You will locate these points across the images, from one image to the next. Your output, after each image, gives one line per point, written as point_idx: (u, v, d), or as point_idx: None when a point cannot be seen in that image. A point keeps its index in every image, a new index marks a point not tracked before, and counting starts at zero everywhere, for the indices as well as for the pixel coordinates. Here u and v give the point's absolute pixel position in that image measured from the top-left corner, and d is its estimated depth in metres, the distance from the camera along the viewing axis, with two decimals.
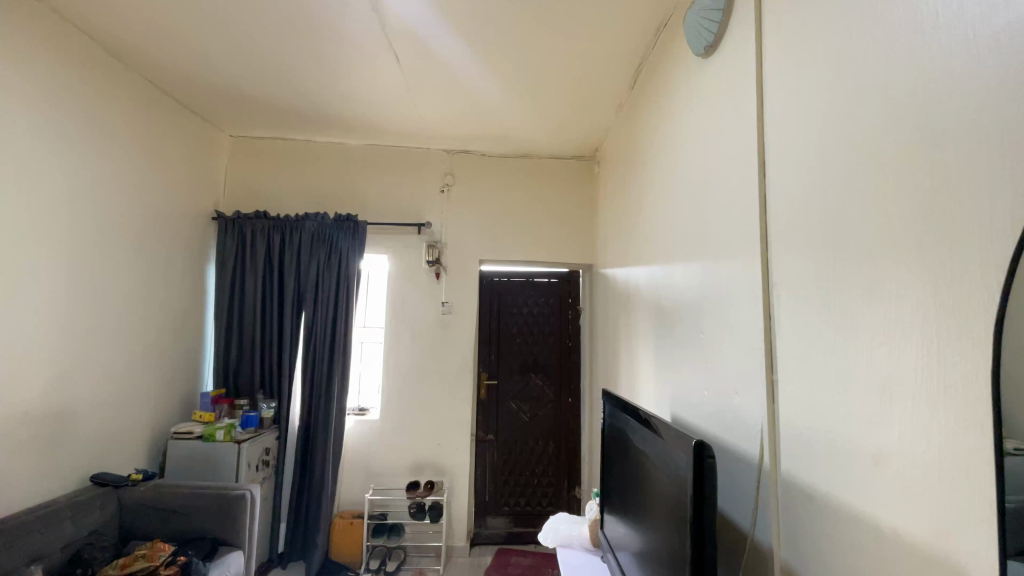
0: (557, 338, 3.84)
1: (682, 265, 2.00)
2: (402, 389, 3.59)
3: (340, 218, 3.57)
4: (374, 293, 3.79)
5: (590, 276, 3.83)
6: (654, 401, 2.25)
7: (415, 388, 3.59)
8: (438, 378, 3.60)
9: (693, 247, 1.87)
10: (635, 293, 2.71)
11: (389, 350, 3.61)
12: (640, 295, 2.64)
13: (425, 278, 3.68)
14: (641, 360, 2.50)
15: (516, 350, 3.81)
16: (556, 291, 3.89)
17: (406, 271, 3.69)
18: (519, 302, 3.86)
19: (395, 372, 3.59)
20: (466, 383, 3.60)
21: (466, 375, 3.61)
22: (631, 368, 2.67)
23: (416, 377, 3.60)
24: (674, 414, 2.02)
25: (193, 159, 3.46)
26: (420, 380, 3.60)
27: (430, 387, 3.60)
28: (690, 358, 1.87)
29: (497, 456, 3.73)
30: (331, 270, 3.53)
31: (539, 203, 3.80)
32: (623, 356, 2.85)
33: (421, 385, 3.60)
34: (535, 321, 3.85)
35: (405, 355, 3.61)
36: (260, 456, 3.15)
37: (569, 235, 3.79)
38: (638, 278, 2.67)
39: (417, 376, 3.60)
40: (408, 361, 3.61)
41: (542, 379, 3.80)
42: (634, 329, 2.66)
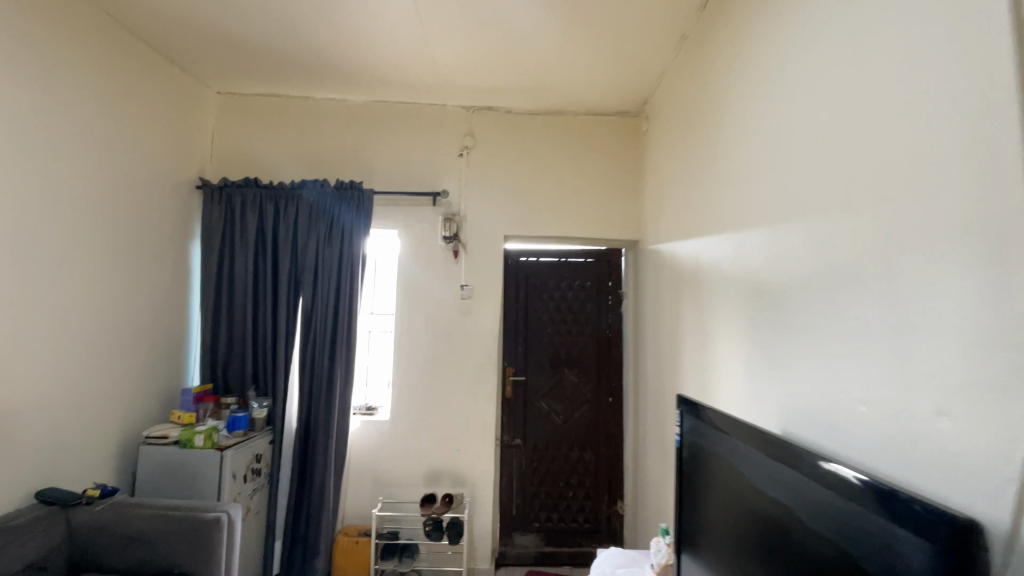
0: (595, 327, 3.28)
1: (809, 223, 1.40)
2: (415, 387, 3.06)
3: (341, 186, 3.02)
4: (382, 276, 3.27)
5: (634, 256, 3.24)
6: (752, 415, 1.67)
7: (430, 387, 3.06)
8: (457, 374, 3.07)
9: (840, 196, 1.27)
10: (710, 273, 2.11)
11: (399, 341, 3.08)
12: (716, 272, 2.05)
13: (441, 258, 3.13)
14: (723, 355, 1.92)
15: (548, 342, 3.25)
16: (594, 273, 3.31)
17: (419, 249, 3.14)
18: (550, 285, 3.29)
19: (406, 367, 3.07)
20: (491, 381, 3.06)
21: (489, 371, 3.06)
22: (705, 370, 2.08)
23: (430, 374, 3.07)
24: (790, 431, 1.45)
25: (172, 117, 2.95)
26: (435, 378, 3.06)
27: (447, 385, 3.06)
28: (828, 355, 1.29)
29: (525, 464, 3.20)
30: (332, 247, 3.01)
31: (575, 169, 3.21)
32: (691, 353, 2.25)
33: (437, 383, 3.06)
34: (570, 309, 3.28)
35: (417, 348, 3.08)
36: (249, 465, 2.69)
37: (611, 205, 3.19)
38: (716, 254, 2.06)
39: (432, 373, 3.07)
40: (421, 356, 3.07)
41: (579, 377, 3.24)
42: (711, 319, 2.06)
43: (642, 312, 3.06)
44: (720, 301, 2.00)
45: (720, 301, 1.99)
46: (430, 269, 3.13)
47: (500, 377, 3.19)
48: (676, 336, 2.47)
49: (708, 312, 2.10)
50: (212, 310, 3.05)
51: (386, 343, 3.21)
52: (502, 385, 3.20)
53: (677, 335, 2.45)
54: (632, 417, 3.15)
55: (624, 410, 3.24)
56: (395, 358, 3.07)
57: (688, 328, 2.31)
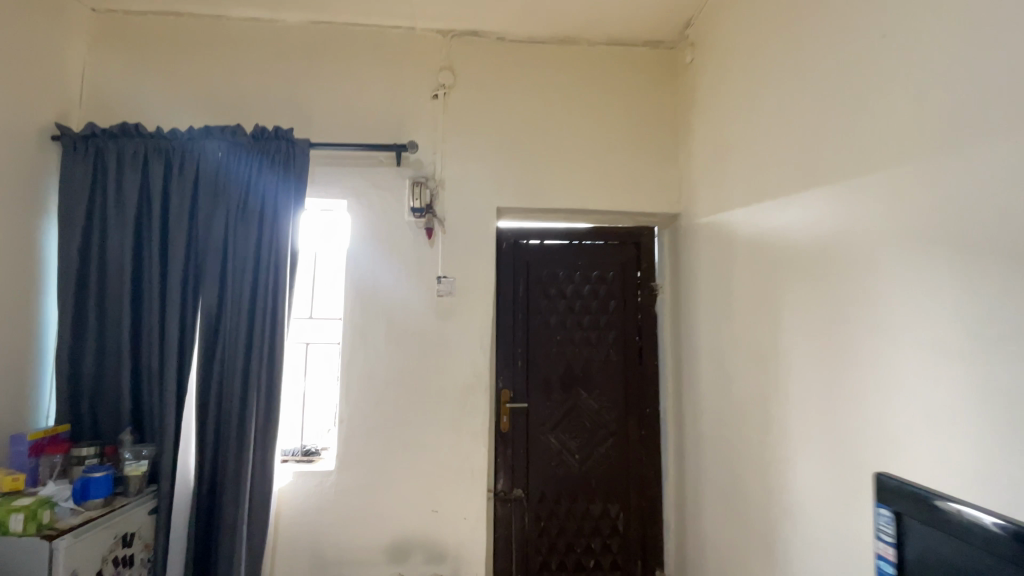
0: (621, 335, 2.37)
1: None
2: (371, 425, 2.12)
3: (262, 134, 2.10)
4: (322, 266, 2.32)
5: (675, 236, 2.37)
6: None
7: (393, 425, 2.12)
8: (432, 405, 2.14)
9: None
10: (864, 241, 1.24)
11: (346, 359, 2.13)
12: (882, 236, 1.18)
13: (408, 240, 2.21)
14: (925, 381, 1.05)
15: (558, 356, 2.32)
16: (618, 261, 2.41)
17: (375, 227, 2.21)
18: (560, 276, 2.38)
19: (357, 395, 2.12)
20: (482, 415, 2.15)
21: (479, 401, 2.15)
22: (874, 412, 1.19)
23: (392, 406, 2.13)
24: None
25: (20, 34, 1.97)
26: (400, 411, 2.13)
27: (419, 421, 2.13)
28: None
29: (530, 526, 2.28)
30: (248, 223, 2.07)
31: (593, 117, 2.33)
32: (820, 377, 1.38)
33: (405, 419, 2.13)
34: (588, 309, 2.37)
35: (374, 369, 2.14)
36: (108, 553, 1.72)
37: (643, 167, 2.32)
38: (882, 203, 1.19)
39: (396, 404, 2.13)
40: (381, 381, 2.13)
41: (602, 404, 2.33)
42: (882, 323, 1.17)
43: (691, 314, 2.18)
44: (905, 286, 1.12)
45: (908, 286, 1.11)
46: (391, 255, 2.19)
47: (492, 407, 2.26)
48: (775, 349, 1.59)
49: (870, 309, 1.21)
50: (73, 316, 2.07)
51: (330, 360, 2.24)
52: (493, 419, 2.28)
53: (777, 346, 1.57)
54: (678, 459, 2.27)
55: (664, 448, 2.35)
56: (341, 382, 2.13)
57: (810, 338, 1.43)
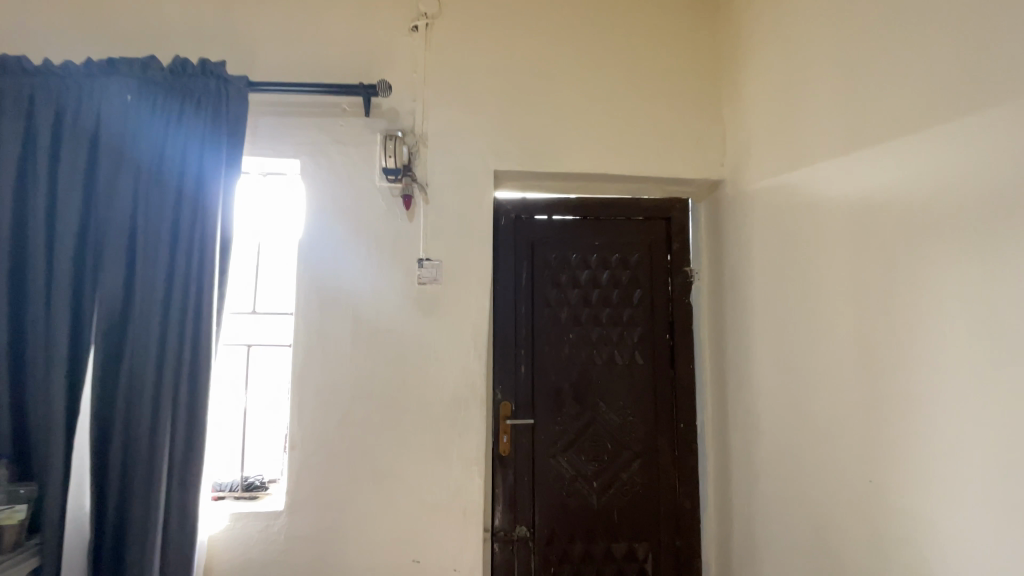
0: (649, 334, 1.90)
1: None
2: (332, 453, 1.62)
3: (184, 69, 1.59)
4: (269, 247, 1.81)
5: (716, 210, 1.90)
6: None
7: (362, 451, 1.63)
8: (411, 425, 1.65)
9: None
10: None
11: (298, 366, 1.63)
12: None
13: (381, 210, 1.70)
14: None
15: (571, 361, 1.85)
16: (643, 241, 1.94)
17: (337, 194, 1.70)
18: (573, 259, 1.90)
19: (313, 413, 1.63)
20: (479, 436, 1.67)
21: (474, 419, 1.67)
22: None
23: (360, 427, 1.64)
24: None
25: None
26: (370, 434, 1.64)
27: (395, 447, 1.64)
28: None
29: (537, 573, 1.81)
30: (163, 186, 1.54)
31: (614, 59, 1.85)
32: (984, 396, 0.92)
33: (377, 443, 1.64)
34: (608, 301, 1.89)
35: (336, 380, 1.64)
36: None
37: (676, 122, 1.85)
38: None
39: (365, 425, 1.64)
40: (345, 396, 1.64)
41: (626, 421, 1.86)
42: None
43: (742, 306, 1.72)
44: None
45: None
46: (358, 230, 1.69)
47: (490, 427, 1.78)
48: (887, 355, 1.12)
49: None
50: None
51: (277, 366, 1.71)
52: (491, 441, 1.79)
53: (893, 351, 1.11)
54: (722, 487, 1.81)
55: (701, 473, 1.89)
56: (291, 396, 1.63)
57: (967, 341, 0.95)
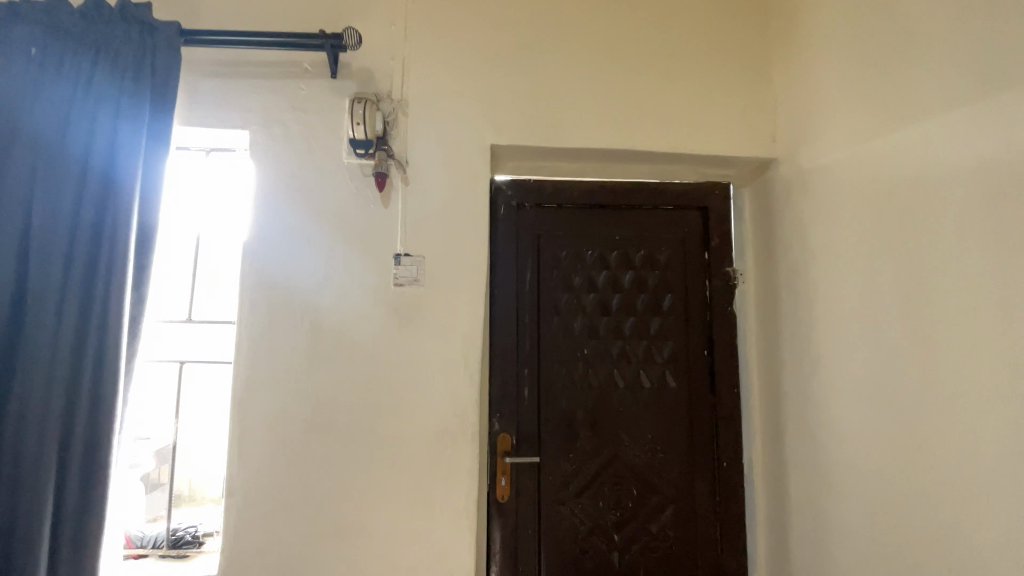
0: (683, 349, 1.53)
1: None
2: (279, 502, 1.27)
3: (100, 13, 1.26)
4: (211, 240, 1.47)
5: (767, 198, 1.54)
6: None
7: (318, 500, 1.27)
8: (382, 468, 1.29)
9: None
10: None
11: (238, 391, 1.28)
12: None
13: (347, 192, 1.35)
14: None
15: (586, 384, 1.49)
16: (674, 236, 1.58)
17: (293, 173, 1.35)
18: (589, 256, 1.54)
19: (256, 452, 1.27)
20: (468, 482, 1.30)
21: (462, 461, 1.30)
22: None
23: (317, 469, 1.28)
24: None
25: None
26: (329, 478, 1.28)
27: (360, 495, 1.28)
28: None
29: None
30: (63, 158, 1.20)
31: (640, 12, 1.50)
32: None
33: (338, 491, 1.28)
34: (631, 309, 1.53)
35: (288, 408, 1.28)
36: None
37: (716, 88, 1.50)
38: None
39: (324, 467, 1.28)
40: (299, 430, 1.28)
41: (655, 459, 1.49)
42: None
43: (806, 317, 1.35)
44: None
45: None
46: (318, 217, 1.34)
47: (484, 467, 1.41)
48: None
49: None
50: None
51: (216, 385, 1.40)
52: (485, 485, 1.42)
53: None
54: (779, 546, 1.43)
55: (748, 525, 1.51)
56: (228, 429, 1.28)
57: None
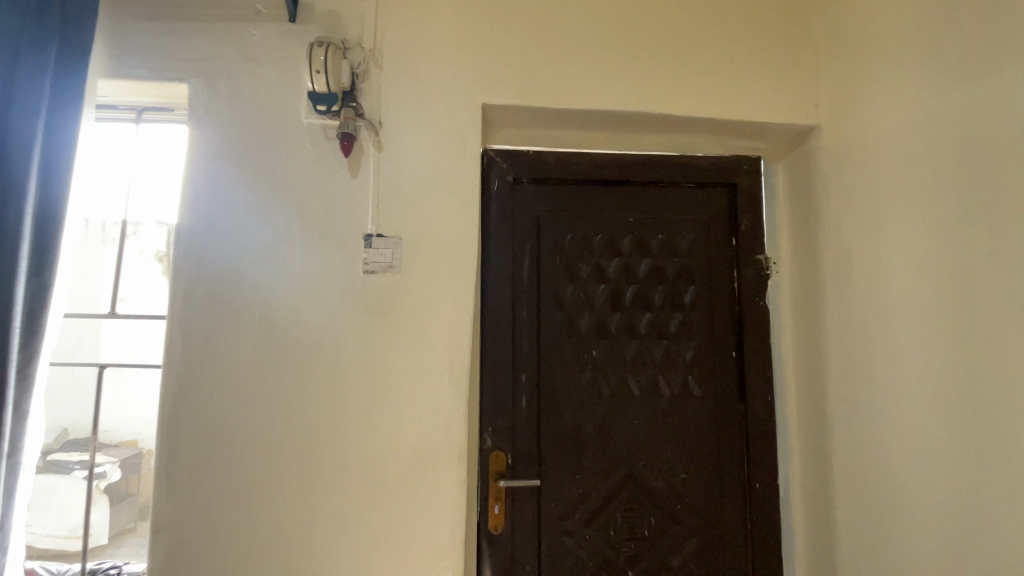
0: (709, 351, 1.31)
1: None
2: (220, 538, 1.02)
3: None
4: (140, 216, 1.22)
5: (808, 174, 1.31)
6: None
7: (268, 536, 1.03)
8: (347, 498, 1.04)
9: None
10: None
11: (168, 403, 1.03)
12: None
13: (307, 159, 1.10)
14: None
15: (595, 392, 1.26)
16: (697, 219, 1.35)
17: (240, 134, 1.10)
18: (599, 241, 1.30)
19: (190, 479, 1.03)
20: (453, 513, 1.06)
21: (445, 488, 1.06)
22: None
23: (266, 499, 1.03)
24: None
25: None
26: (282, 510, 1.03)
27: (319, 530, 1.03)
28: None
29: None
30: None
31: None
32: None
33: (292, 525, 1.03)
34: (648, 303, 1.29)
35: (231, 424, 1.04)
36: None
37: (750, 43, 1.27)
38: None
39: (274, 496, 1.03)
40: (244, 449, 1.04)
41: (675, 480, 1.26)
42: None
43: (863, 313, 1.12)
44: None
45: None
46: (270, 189, 1.09)
47: (473, 493, 1.17)
48: None
49: None
50: None
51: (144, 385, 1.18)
52: (474, 514, 1.18)
53: None
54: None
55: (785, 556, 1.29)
56: (156, 450, 1.03)
57: None
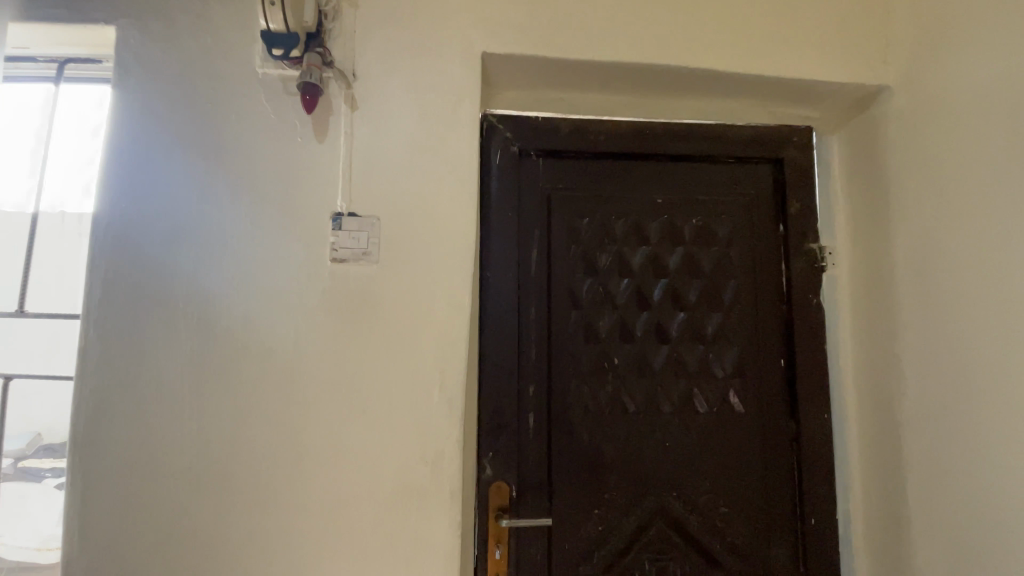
0: (755, 360, 1.08)
1: None
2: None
3: None
4: (71, 194, 1.02)
5: (874, 147, 1.09)
6: None
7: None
8: (307, 548, 0.82)
9: None
10: None
11: (79, 427, 0.81)
12: None
13: (260, 118, 0.88)
14: None
15: (617, 410, 1.04)
16: (737, 201, 1.13)
17: (176, 87, 0.88)
18: (623, 227, 1.08)
19: (109, 523, 0.81)
20: (443, 566, 0.84)
21: (433, 534, 0.84)
22: None
23: (204, 549, 0.81)
24: None
25: None
26: (223, 564, 0.81)
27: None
28: None
29: None
30: None
31: None
32: None
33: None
34: (681, 302, 1.07)
35: (159, 453, 0.82)
36: None
37: None
38: None
39: (214, 545, 0.81)
40: (175, 485, 0.82)
41: (714, 517, 1.04)
42: None
43: (954, 315, 0.90)
44: None
45: None
46: (212, 155, 0.86)
47: (469, 535, 0.95)
48: None
49: None
50: None
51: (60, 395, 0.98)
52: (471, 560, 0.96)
53: None
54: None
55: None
56: (64, 487, 0.81)
57: None
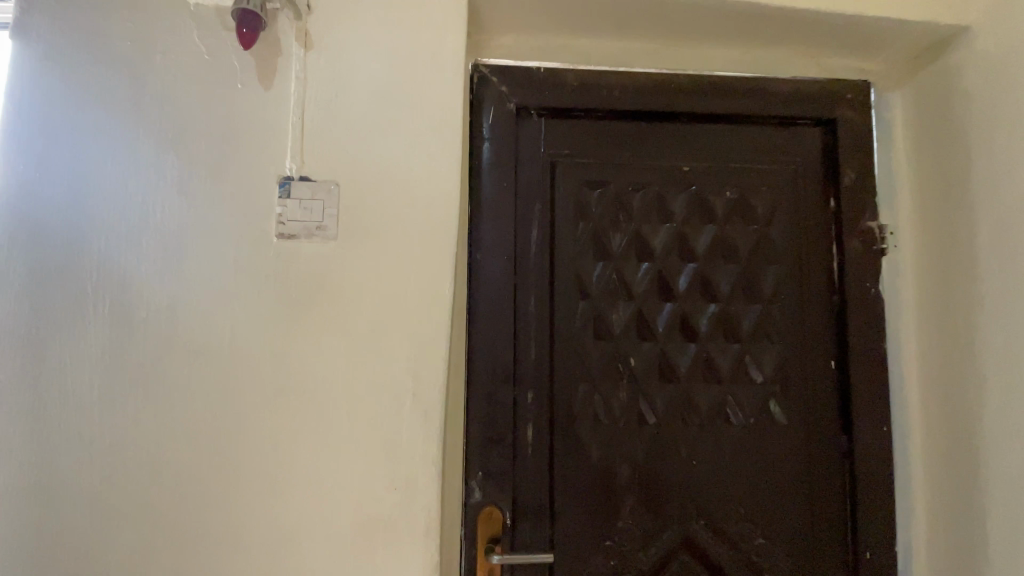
0: (800, 359, 0.90)
1: None
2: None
3: None
4: None
5: (948, 101, 0.90)
6: None
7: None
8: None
9: None
10: None
11: None
12: None
13: (192, 59, 0.71)
14: None
15: (634, 420, 0.86)
16: (779, 171, 0.94)
17: (86, 15, 0.70)
18: (642, 199, 0.89)
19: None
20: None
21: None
22: None
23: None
24: None
25: None
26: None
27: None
28: None
29: None
30: None
31: None
32: None
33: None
34: (712, 291, 0.89)
35: (52, 477, 0.64)
36: None
37: None
38: None
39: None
40: (71, 517, 0.64)
41: (750, 550, 0.85)
42: None
43: None
44: None
45: None
46: (131, 103, 0.69)
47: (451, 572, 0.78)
48: None
49: None
50: None
51: None
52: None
53: None
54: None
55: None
56: None
57: None
